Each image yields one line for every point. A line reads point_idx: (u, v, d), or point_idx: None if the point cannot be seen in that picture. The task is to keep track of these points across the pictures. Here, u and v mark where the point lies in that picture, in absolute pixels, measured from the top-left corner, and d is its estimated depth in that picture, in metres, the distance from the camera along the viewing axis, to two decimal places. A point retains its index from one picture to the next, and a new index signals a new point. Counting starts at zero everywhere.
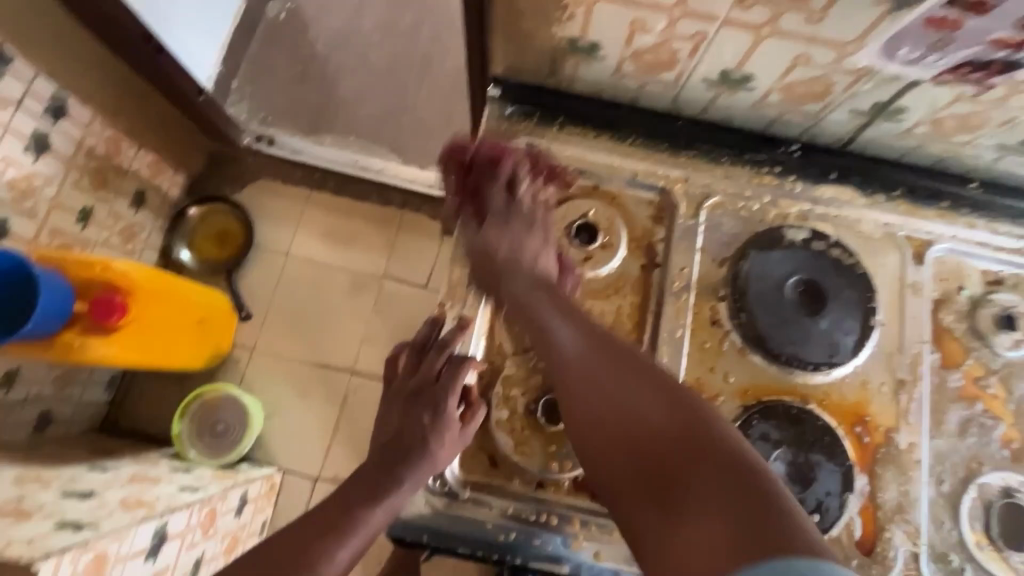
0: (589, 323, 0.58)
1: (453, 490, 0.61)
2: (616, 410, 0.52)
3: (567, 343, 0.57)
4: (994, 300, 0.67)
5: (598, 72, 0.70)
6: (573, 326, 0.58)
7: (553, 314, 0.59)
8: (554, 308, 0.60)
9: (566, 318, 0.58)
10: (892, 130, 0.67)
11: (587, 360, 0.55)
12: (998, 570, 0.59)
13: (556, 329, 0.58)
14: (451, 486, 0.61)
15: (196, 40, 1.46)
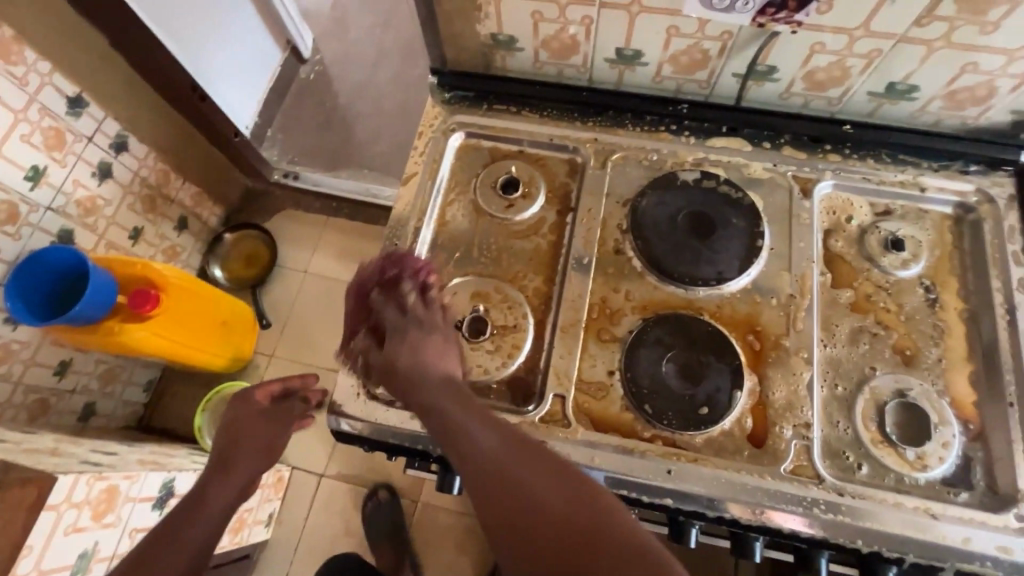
0: (501, 424, 0.58)
1: (385, 388, 0.70)
2: (534, 521, 0.51)
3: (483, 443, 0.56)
4: (881, 227, 0.74)
5: (520, 61, 0.85)
6: (486, 425, 0.58)
7: (463, 408, 0.59)
8: (468, 412, 0.59)
9: (479, 422, 0.58)
10: (774, 89, 0.79)
11: (500, 457, 0.55)
12: (894, 464, 0.63)
13: (473, 432, 0.57)
14: (384, 385, 0.70)
15: (235, 93, 1.76)
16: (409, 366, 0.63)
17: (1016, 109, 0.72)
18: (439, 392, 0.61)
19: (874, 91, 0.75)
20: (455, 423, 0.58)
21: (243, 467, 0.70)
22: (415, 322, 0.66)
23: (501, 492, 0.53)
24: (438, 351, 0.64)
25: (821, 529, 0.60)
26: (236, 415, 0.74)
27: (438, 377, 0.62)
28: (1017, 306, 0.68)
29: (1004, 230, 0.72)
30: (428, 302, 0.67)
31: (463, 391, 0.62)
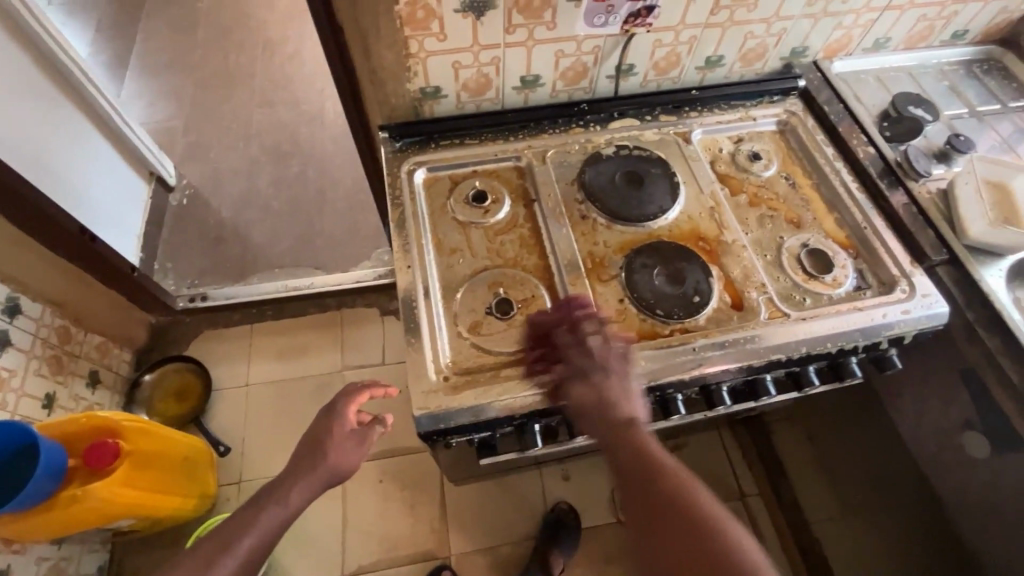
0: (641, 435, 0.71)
1: (447, 380, 0.79)
2: (650, 497, 0.66)
3: (626, 442, 0.70)
4: (742, 149, 1.04)
5: (446, 106, 1.03)
6: (629, 434, 0.71)
7: (638, 457, 0.69)
8: (620, 420, 0.72)
9: (625, 428, 0.71)
10: (636, 81, 1.07)
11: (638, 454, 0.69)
12: (822, 289, 0.88)
13: (619, 430, 0.71)
14: (444, 378, 0.79)
15: (116, 234, 1.70)
16: (597, 402, 0.73)
17: (782, 56, 1.09)
18: (616, 445, 0.71)
19: (699, 65, 1.07)
20: (629, 472, 0.68)
21: (315, 480, 0.82)
22: (597, 367, 0.76)
23: (631, 482, 0.68)
24: (621, 392, 0.74)
25: (802, 345, 0.82)
26: (324, 422, 0.86)
27: (609, 424, 0.72)
28: (839, 170, 1.01)
29: (810, 128, 1.06)
30: (606, 350, 0.77)
31: (635, 440, 0.71)
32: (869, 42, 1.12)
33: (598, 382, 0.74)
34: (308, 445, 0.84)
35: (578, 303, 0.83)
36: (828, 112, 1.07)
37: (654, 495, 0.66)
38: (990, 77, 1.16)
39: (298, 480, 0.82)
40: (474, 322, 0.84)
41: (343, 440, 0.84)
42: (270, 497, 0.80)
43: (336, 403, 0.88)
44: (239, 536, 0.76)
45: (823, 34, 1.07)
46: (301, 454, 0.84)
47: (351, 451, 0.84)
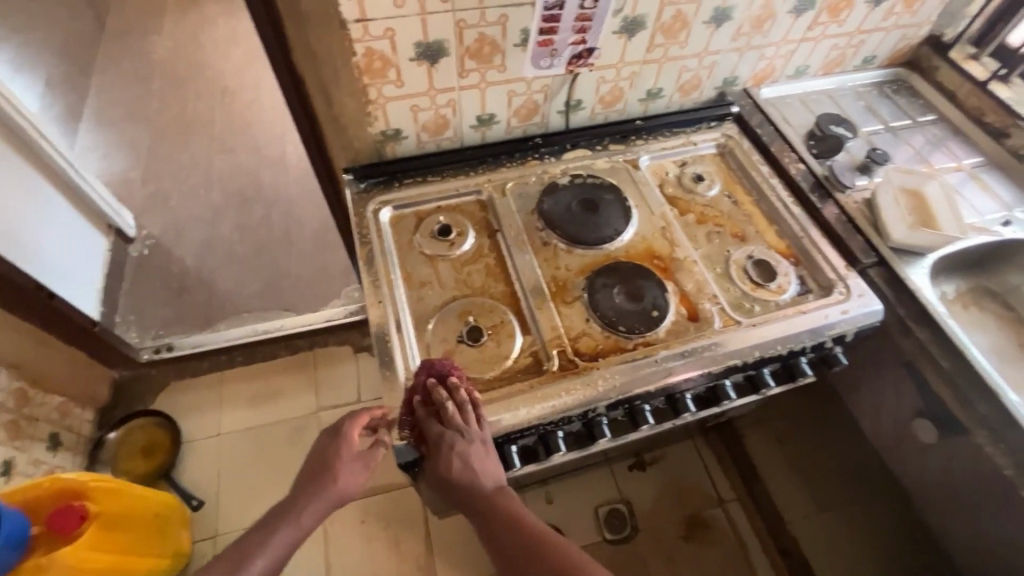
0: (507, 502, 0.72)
1: (422, 408, 0.81)
2: (521, 560, 0.65)
3: (495, 509, 0.71)
4: (686, 172, 1.12)
5: (408, 146, 1.08)
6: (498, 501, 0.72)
7: (508, 529, 0.69)
8: (486, 489, 0.73)
9: (492, 496, 0.72)
10: (584, 115, 1.15)
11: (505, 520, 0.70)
12: (769, 296, 0.95)
13: (488, 498, 0.72)
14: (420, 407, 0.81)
15: (75, 288, 1.67)
16: (460, 469, 0.73)
17: (715, 86, 1.20)
18: (489, 517, 0.71)
19: (640, 98, 1.15)
20: (500, 546, 0.68)
21: (320, 503, 0.78)
22: (455, 429, 0.75)
23: (503, 549, 0.68)
24: (485, 459, 0.75)
25: (756, 349, 0.88)
26: (329, 443, 0.82)
27: (479, 497, 0.73)
28: (775, 186, 1.09)
29: (746, 150, 1.15)
30: (462, 410, 0.76)
31: (507, 511, 0.71)
32: (790, 70, 1.23)
33: (460, 450, 0.74)
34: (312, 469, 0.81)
35: (435, 366, 0.80)
36: (761, 134, 1.16)
37: (523, 566, 0.65)
38: (899, 96, 1.29)
39: (306, 503, 0.78)
40: (446, 351, 0.87)
41: (348, 463, 0.80)
42: (279, 520, 0.77)
43: (342, 424, 0.83)
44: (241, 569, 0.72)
45: (749, 66, 1.17)
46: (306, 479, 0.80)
47: (359, 474, 0.81)
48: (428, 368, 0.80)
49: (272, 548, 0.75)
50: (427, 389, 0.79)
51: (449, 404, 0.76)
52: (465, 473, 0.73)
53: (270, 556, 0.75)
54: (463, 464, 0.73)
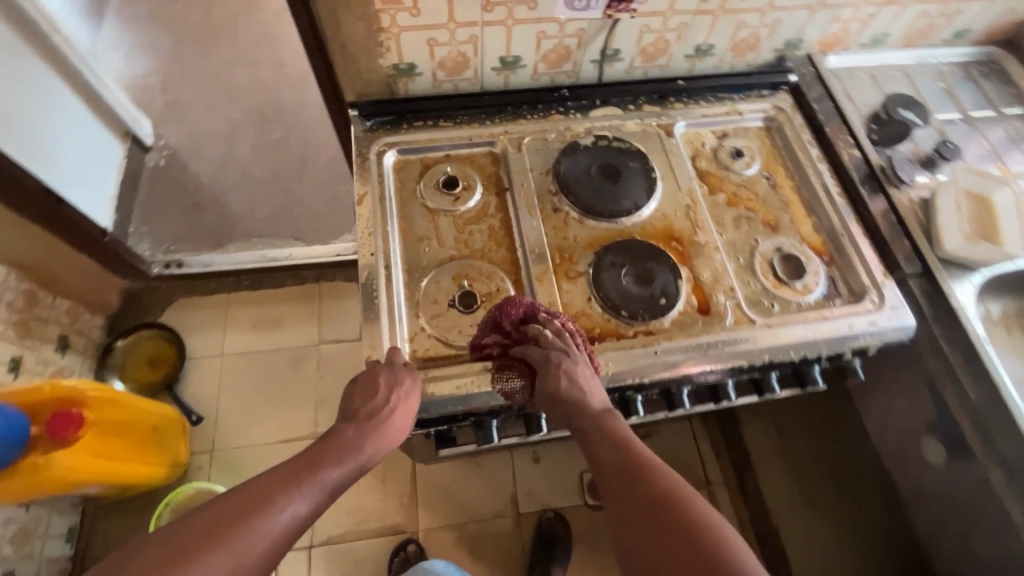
0: (626, 436, 0.61)
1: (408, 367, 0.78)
2: (638, 510, 0.53)
3: (608, 448, 0.60)
4: (725, 145, 1.01)
5: (422, 84, 0.99)
6: (610, 440, 0.60)
7: (614, 449, 0.59)
8: (595, 420, 0.63)
9: (604, 430, 0.62)
10: (621, 67, 1.03)
11: (623, 459, 0.57)
12: (791, 295, 0.87)
13: (598, 439, 0.61)
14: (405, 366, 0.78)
15: (88, 195, 1.65)
16: (565, 391, 0.66)
17: (775, 48, 1.06)
18: (591, 433, 0.62)
19: (687, 54, 1.03)
20: (613, 484, 0.56)
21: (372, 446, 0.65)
22: (557, 351, 0.71)
23: (621, 492, 0.55)
24: (590, 381, 0.69)
25: (766, 353, 0.82)
26: (369, 383, 0.71)
27: (583, 416, 0.64)
28: (822, 173, 0.98)
29: (797, 127, 1.02)
30: (562, 336, 0.73)
31: (612, 429, 0.62)
32: (866, 37, 1.08)
33: (564, 371, 0.68)
34: (363, 407, 0.69)
35: (518, 300, 0.77)
36: (817, 110, 1.03)
37: (638, 506, 0.53)
38: (988, 81, 1.13)
39: (356, 444, 0.64)
40: (434, 315, 0.82)
41: (407, 398, 0.72)
42: (323, 456, 0.62)
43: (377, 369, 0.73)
44: (280, 498, 0.55)
45: (818, 27, 1.03)
46: (355, 420, 0.67)
47: (414, 407, 0.71)
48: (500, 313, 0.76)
49: (321, 483, 0.59)
50: (519, 315, 0.75)
51: (552, 330, 0.73)
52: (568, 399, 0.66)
53: (317, 493, 0.58)
54: (570, 387, 0.67)
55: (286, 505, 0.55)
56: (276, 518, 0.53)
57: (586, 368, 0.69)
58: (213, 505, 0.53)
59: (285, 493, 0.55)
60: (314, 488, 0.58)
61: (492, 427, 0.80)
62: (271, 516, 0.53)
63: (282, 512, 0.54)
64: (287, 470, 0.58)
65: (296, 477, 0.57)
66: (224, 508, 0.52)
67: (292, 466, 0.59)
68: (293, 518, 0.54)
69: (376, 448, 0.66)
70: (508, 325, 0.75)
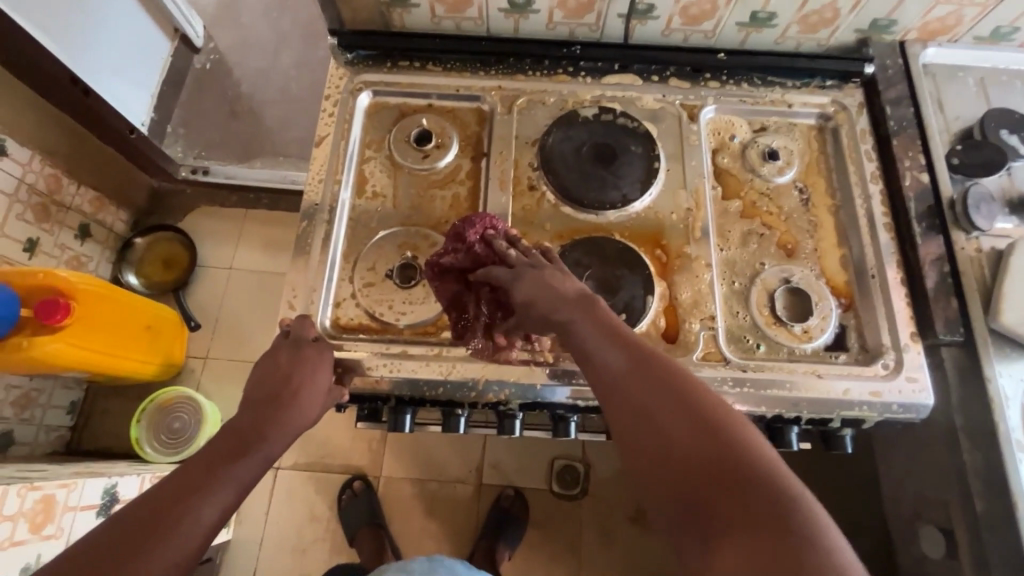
0: (630, 344, 0.57)
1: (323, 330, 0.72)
2: (660, 433, 0.50)
3: (613, 364, 0.55)
4: (759, 142, 0.83)
5: (419, 18, 0.86)
6: (617, 351, 0.56)
7: (609, 343, 0.57)
8: (594, 327, 0.59)
9: (606, 341, 0.57)
10: (656, 27, 0.85)
11: (635, 377, 0.54)
12: (784, 339, 0.73)
13: (600, 353, 0.57)
14: (321, 330, 0.72)
15: (126, 92, 1.64)
16: (532, 299, 0.62)
17: (858, 28, 0.84)
18: (578, 325, 0.59)
19: (741, 21, 0.83)
20: (627, 401, 0.53)
21: (281, 432, 0.60)
22: (525, 267, 0.65)
23: (637, 413, 0.52)
24: (560, 277, 0.64)
25: (730, 402, 0.69)
26: (275, 365, 0.65)
27: (573, 312, 0.60)
28: (871, 196, 0.79)
29: (857, 133, 0.83)
30: (528, 254, 0.67)
31: (599, 319, 0.59)
32: (983, 29, 0.84)
33: (538, 280, 0.63)
34: (268, 393, 0.62)
35: (473, 221, 0.70)
36: (889, 116, 0.82)
37: (656, 429, 0.50)
38: None
39: (264, 432, 0.59)
40: (368, 283, 0.75)
41: (314, 374, 0.65)
42: (225, 449, 0.57)
43: (283, 351, 0.67)
44: (180, 510, 0.50)
45: (919, 6, 0.80)
46: (258, 407, 0.62)
47: (324, 383, 0.66)
48: (458, 229, 0.69)
49: (228, 481, 0.54)
50: (472, 244, 0.68)
51: (514, 249, 0.67)
52: (543, 313, 0.62)
53: (227, 492, 0.53)
54: (546, 292, 0.62)
55: (189, 521, 0.50)
56: (181, 537, 0.49)
57: (560, 271, 0.65)
58: (98, 536, 0.48)
59: (186, 509, 0.51)
60: (221, 495, 0.53)
61: (405, 417, 0.74)
62: (172, 536, 0.49)
63: (185, 528, 0.50)
64: (182, 480, 0.53)
65: (194, 489, 0.52)
66: (114, 539, 0.48)
67: (188, 475, 0.54)
68: (202, 531, 0.50)
69: (289, 433, 0.61)
70: (462, 260, 0.69)
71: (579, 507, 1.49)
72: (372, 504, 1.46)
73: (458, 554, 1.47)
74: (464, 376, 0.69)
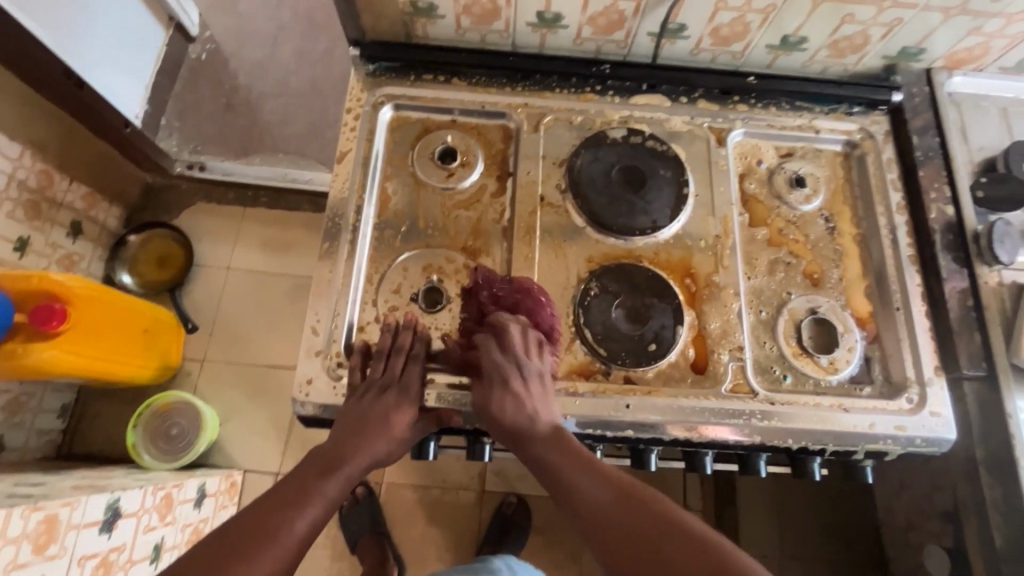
0: (606, 471, 0.57)
1: (347, 355, 0.70)
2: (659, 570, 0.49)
3: (595, 493, 0.56)
4: (785, 168, 0.83)
5: (443, 29, 0.84)
6: (594, 478, 0.57)
7: (575, 463, 0.58)
8: (568, 460, 0.59)
9: (586, 472, 0.57)
10: (685, 46, 0.84)
11: (616, 509, 0.54)
12: (811, 371, 0.73)
13: (579, 483, 0.57)
14: (345, 355, 0.70)
15: (120, 84, 1.58)
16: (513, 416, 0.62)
17: (886, 55, 0.84)
18: (540, 445, 0.61)
19: (771, 44, 0.82)
20: (610, 522, 0.53)
21: (360, 460, 0.62)
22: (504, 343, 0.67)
23: (629, 551, 0.51)
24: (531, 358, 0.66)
25: (758, 434, 0.69)
26: (357, 394, 0.66)
27: (541, 442, 0.61)
28: (897, 226, 0.79)
29: (883, 161, 0.83)
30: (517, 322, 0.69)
31: (568, 449, 0.60)
32: (1009, 60, 0.84)
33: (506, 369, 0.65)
34: (354, 419, 0.64)
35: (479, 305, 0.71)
36: (915, 145, 0.83)
37: (646, 555, 0.51)
38: None
39: (346, 459, 0.61)
40: (393, 306, 0.73)
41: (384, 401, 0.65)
42: (314, 473, 0.60)
43: (357, 376, 0.67)
44: (276, 525, 0.54)
45: (949, 36, 0.80)
46: (341, 429, 0.64)
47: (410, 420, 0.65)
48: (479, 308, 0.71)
49: (317, 502, 0.57)
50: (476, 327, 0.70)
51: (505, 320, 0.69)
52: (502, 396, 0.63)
53: (314, 512, 0.57)
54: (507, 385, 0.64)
55: (279, 543, 0.53)
56: (278, 548, 0.52)
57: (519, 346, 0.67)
58: (188, 558, 0.50)
59: (273, 531, 0.53)
60: (301, 522, 0.55)
61: (429, 445, 0.71)
62: (258, 561, 0.51)
63: (272, 552, 0.52)
64: (278, 498, 0.57)
65: (284, 509, 0.55)
66: (224, 546, 0.52)
67: (277, 496, 0.57)
68: (295, 543, 0.54)
69: (366, 461, 0.63)
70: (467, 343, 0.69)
71: None
72: (374, 511, 1.45)
73: (461, 560, 1.47)
74: None
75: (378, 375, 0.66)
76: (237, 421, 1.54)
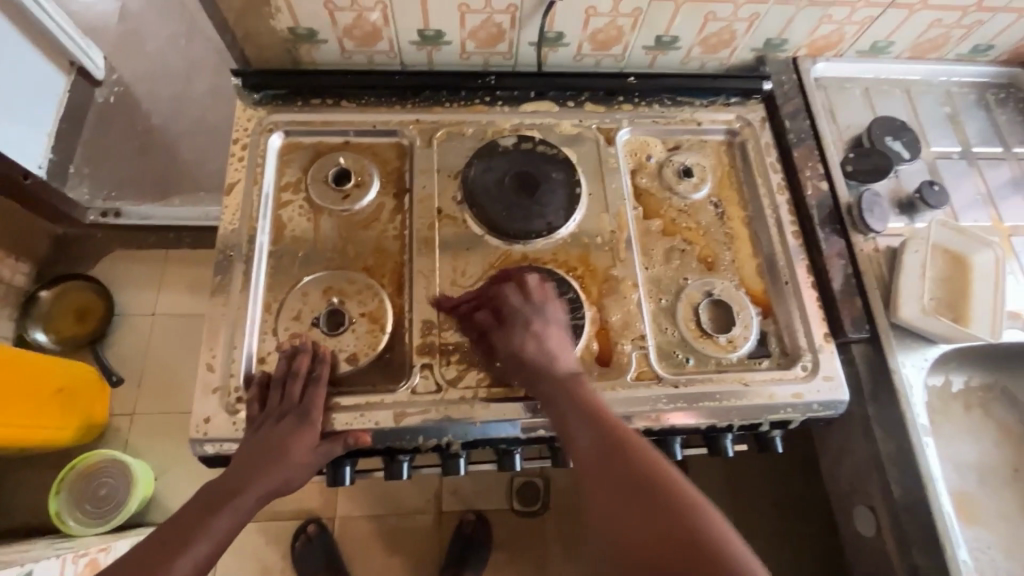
0: (604, 418, 0.62)
1: (246, 389, 0.68)
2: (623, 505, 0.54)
3: (583, 438, 0.60)
4: (673, 160, 0.87)
5: (328, 53, 0.84)
6: (588, 422, 0.62)
7: (576, 410, 0.63)
8: (571, 403, 0.64)
9: (583, 416, 0.62)
10: (567, 53, 0.87)
11: (602, 448, 0.59)
12: (711, 350, 0.76)
13: (573, 426, 0.62)
14: (244, 389, 0.68)
15: (18, 134, 1.51)
16: (533, 353, 0.67)
17: (754, 47, 0.89)
18: (552, 394, 0.65)
19: (647, 45, 0.87)
20: (596, 455, 0.58)
21: (255, 492, 0.62)
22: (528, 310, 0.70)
23: (608, 480, 0.56)
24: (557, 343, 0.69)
25: (666, 418, 0.70)
26: (256, 426, 0.65)
27: (551, 385, 0.66)
28: (779, 206, 0.84)
29: (762, 146, 0.87)
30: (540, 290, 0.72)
31: (575, 397, 0.64)
32: (864, 44, 0.91)
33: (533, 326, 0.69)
34: (250, 453, 0.63)
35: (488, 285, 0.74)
36: (788, 129, 0.88)
37: (622, 480, 0.56)
38: (1004, 109, 0.96)
39: (239, 493, 0.61)
40: (293, 334, 0.72)
41: (279, 431, 0.63)
42: (204, 511, 0.60)
43: (256, 408, 0.66)
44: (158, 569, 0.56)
45: (805, 27, 0.86)
46: (238, 462, 0.63)
47: (309, 446, 0.64)
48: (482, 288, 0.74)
49: (205, 539, 0.59)
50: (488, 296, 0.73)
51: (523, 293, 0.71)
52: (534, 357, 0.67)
53: (201, 550, 0.58)
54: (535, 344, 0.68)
55: None
56: None
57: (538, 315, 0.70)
58: None
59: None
60: (185, 562, 0.57)
61: (344, 470, 0.70)
62: None
63: None
64: (166, 540, 0.58)
65: (165, 555, 0.57)
66: None
67: (165, 538, 0.59)
68: None
69: (261, 492, 0.62)
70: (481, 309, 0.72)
71: (541, 523, 1.49)
72: (328, 548, 1.41)
73: None
74: (407, 422, 0.67)
75: (276, 405, 0.65)
76: (174, 472, 1.47)
